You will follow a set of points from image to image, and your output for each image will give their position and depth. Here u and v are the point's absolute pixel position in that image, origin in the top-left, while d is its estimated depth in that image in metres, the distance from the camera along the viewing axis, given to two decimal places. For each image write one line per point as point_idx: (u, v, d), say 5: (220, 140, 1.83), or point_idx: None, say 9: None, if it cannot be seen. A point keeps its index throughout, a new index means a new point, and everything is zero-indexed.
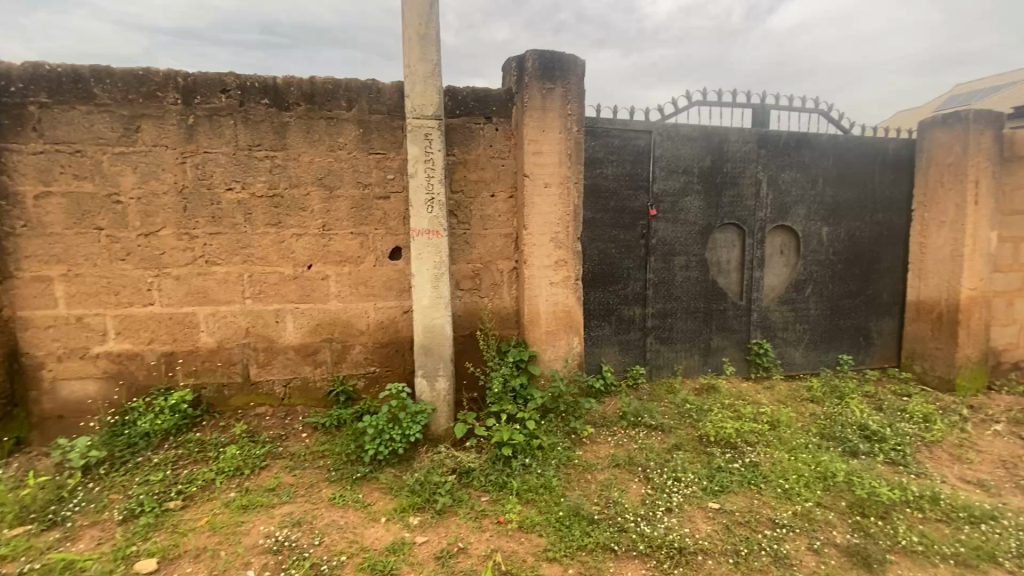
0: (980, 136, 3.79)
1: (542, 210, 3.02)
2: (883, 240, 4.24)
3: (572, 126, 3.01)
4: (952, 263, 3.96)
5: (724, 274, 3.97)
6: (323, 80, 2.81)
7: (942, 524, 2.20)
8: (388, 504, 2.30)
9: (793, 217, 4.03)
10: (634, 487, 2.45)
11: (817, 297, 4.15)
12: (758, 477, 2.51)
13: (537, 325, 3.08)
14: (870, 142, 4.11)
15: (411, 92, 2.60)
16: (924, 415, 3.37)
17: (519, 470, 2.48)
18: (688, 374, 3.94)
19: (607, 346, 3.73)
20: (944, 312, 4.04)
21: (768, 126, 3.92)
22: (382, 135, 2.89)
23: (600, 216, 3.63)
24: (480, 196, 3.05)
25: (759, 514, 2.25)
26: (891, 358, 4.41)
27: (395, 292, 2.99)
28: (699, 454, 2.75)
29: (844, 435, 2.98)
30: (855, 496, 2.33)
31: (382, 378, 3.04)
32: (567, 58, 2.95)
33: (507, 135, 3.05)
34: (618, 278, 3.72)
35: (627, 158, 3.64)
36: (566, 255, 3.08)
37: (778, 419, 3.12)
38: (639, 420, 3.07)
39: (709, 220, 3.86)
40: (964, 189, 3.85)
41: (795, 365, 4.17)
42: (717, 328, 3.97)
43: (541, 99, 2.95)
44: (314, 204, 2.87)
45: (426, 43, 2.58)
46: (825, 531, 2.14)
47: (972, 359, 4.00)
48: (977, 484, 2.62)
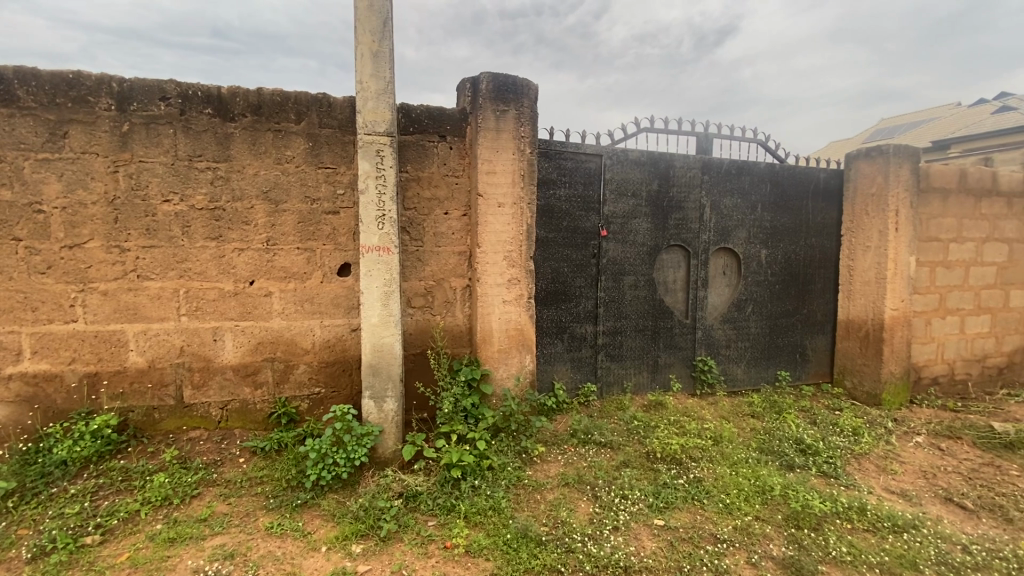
0: (898, 169, 4.13)
1: (496, 228, 3.04)
2: (816, 263, 4.52)
3: (525, 147, 3.06)
4: (877, 285, 4.26)
5: (672, 293, 4.10)
6: (271, 92, 2.74)
7: (869, 534, 2.32)
8: (330, 531, 2.20)
9: (734, 239, 4.23)
10: (582, 506, 2.46)
11: (757, 316, 4.36)
12: (701, 493, 2.58)
13: (489, 343, 3.06)
14: (803, 172, 4.40)
15: (363, 108, 2.58)
16: (854, 428, 3.57)
17: (467, 493, 2.44)
18: (637, 391, 4.02)
19: (558, 364, 3.76)
20: (870, 330, 4.32)
21: (711, 154, 4.12)
22: (332, 149, 2.84)
23: (553, 235, 3.69)
24: (433, 213, 3.04)
25: (701, 530, 2.30)
26: (824, 374, 4.66)
27: (343, 309, 2.92)
28: (646, 471, 2.80)
29: (782, 449, 3.11)
30: (791, 508, 2.43)
31: (327, 400, 2.94)
32: (520, 82, 3.01)
33: (461, 154, 3.06)
34: (570, 296, 3.77)
35: (579, 180, 3.73)
36: (518, 273, 3.10)
37: (721, 435, 3.23)
38: (589, 437, 3.11)
39: (657, 242, 3.99)
40: (886, 217, 4.17)
41: (737, 381, 4.34)
42: (665, 346, 4.08)
43: (495, 121, 2.98)
44: (258, 218, 2.78)
45: (379, 60, 2.57)
46: (763, 544, 2.22)
47: (896, 374, 4.29)
48: (900, 494, 2.79)
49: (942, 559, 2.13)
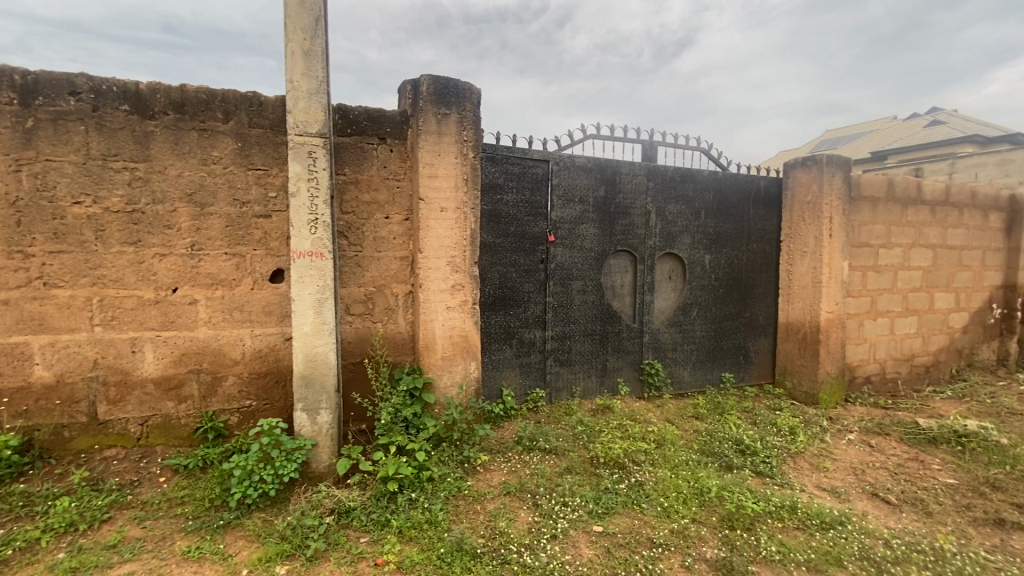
0: (831, 178, 4.32)
1: (438, 233, 2.97)
2: (757, 268, 4.66)
3: (467, 151, 3.01)
4: (813, 289, 4.43)
5: (619, 298, 4.14)
6: (195, 89, 2.60)
7: (799, 532, 2.38)
8: (253, 553, 2.08)
9: (679, 245, 4.31)
10: (522, 515, 2.42)
11: (702, 320, 4.46)
12: (641, 497, 2.59)
13: (432, 351, 2.98)
14: (744, 180, 4.54)
15: (293, 108, 2.47)
16: (791, 428, 3.70)
17: (403, 506, 2.36)
18: (586, 395, 4.03)
19: (507, 370, 3.72)
20: (807, 332, 4.49)
21: (656, 161, 4.20)
22: (263, 150, 2.71)
23: (500, 240, 3.65)
24: (373, 217, 2.95)
25: (639, 534, 2.31)
26: (767, 375, 4.81)
27: (276, 318, 2.79)
28: (589, 476, 2.79)
29: (721, 450, 3.18)
30: (726, 509, 2.48)
31: (259, 413, 2.80)
32: (462, 85, 2.96)
33: (402, 157, 2.99)
34: (518, 301, 3.74)
35: (527, 185, 3.72)
36: (462, 279, 3.04)
37: (663, 437, 3.28)
38: (534, 444, 3.08)
39: (604, 247, 4.02)
40: (821, 223, 4.35)
41: (683, 383, 4.42)
42: (613, 350, 4.12)
43: (436, 124, 2.93)
44: (181, 221, 2.62)
45: (311, 58, 2.48)
46: (698, 546, 2.24)
47: (831, 374, 4.47)
48: (830, 491, 2.89)
49: (865, 554, 2.21)
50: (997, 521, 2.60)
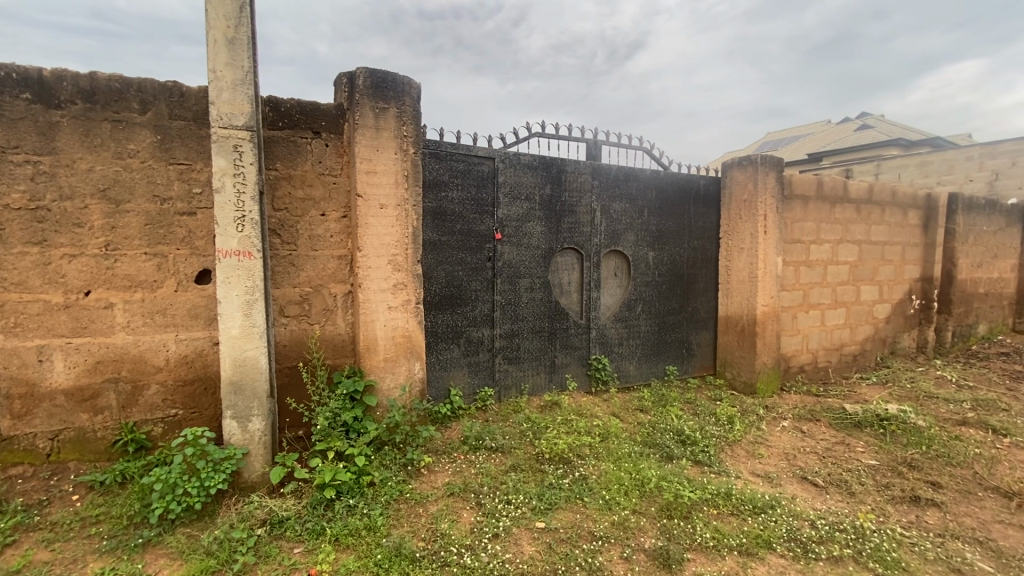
0: (765, 177, 4.51)
1: (378, 231, 2.89)
2: (698, 264, 4.82)
3: (408, 147, 2.94)
4: (750, 284, 4.63)
5: (567, 295, 4.18)
6: (108, 77, 2.42)
7: (733, 517, 2.47)
8: (176, 571, 1.96)
9: (624, 242, 4.40)
10: (465, 515, 2.39)
11: (646, 315, 4.57)
12: (584, 491, 2.62)
13: (373, 352, 2.90)
14: (685, 179, 4.69)
15: (216, 99, 2.34)
16: (729, 417, 3.85)
17: (341, 513, 2.29)
18: (534, 392, 4.05)
19: (454, 369, 3.67)
20: (745, 325, 4.69)
21: (600, 160, 4.27)
22: (185, 144, 2.56)
23: (446, 238, 3.59)
24: (309, 214, 2.84)
25: (580, 528, 2.33)
26: (708, 367, 4.99)
27: (204, 321, 2.64)
28: (534, 473, 2.80)
29: (663, 441, 3.27)
30: (664, 499, 2.54)
31: (186, 422, 2.65)
32: (400, 79, 2.89)
33: (339, 152, 2.89)
34: (465, 300, 3.70)
35: (472, 183, 3.68)
36: (404, 277, 2.97)
37: (608, 431, 3.33)
38: (480, 443, 3.06)
39: (551, 244, 4.04)
40: (756, 221, 4.54)
41: (630, 377, 4.53)
42: (561, 346, 4.15)
43: (374, 118, 2.84)
44: (93, 219, 2.43)
45: (235, 47, 2.36)
46: (637, 537, 2.28)
47: (768, 365, 4.69)
48: (764, 476, 3.02)
49: (792, 536, 2.31)
50: (912, 498, 2.79)
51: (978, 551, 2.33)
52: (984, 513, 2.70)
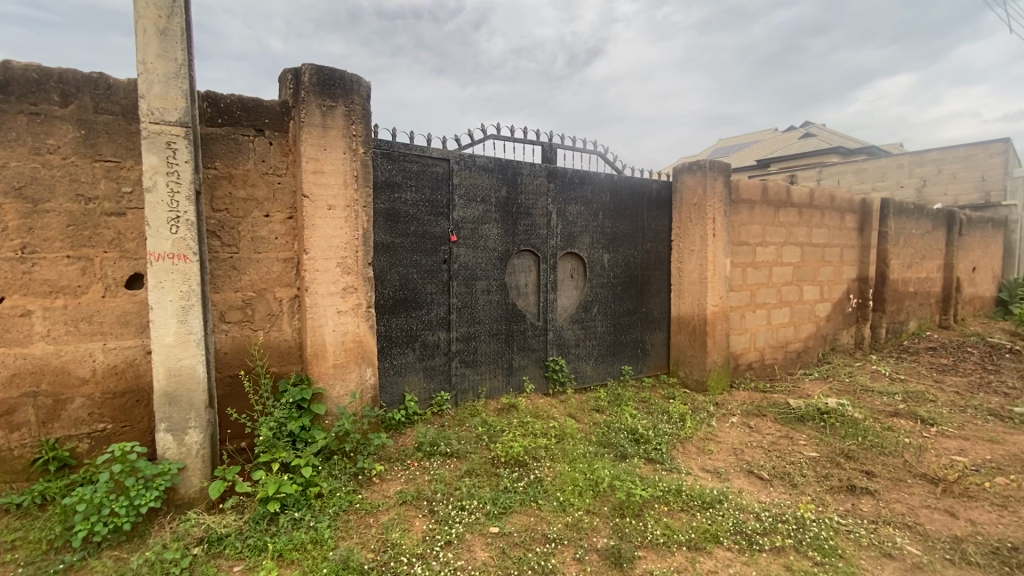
0: (714, 182, 4.66)
1: (326, 233, 2.79)
2: (652, 265, 4.93)
3: (357, 146, 2.87)
4: (701, 285, 4.77)
5: (524, 297, 4.18)
6: (24, 67, 2.24)
7: (683, 513, 2.53)
8: None
9: (579, 244, 4.44)
10: (417, 524, 2.34)
11: (602, 316, 4.63)
12: (538, 493, 2.62)
13: (321, 358, 2.80)
14: (638, 183, 4.78)
15: (147, 93, 2.21)
16: (681, 415, 3.95)
17: (285, 527, 2.19)
18: (492, 395, 4.02)
19: (409, 374, 3.59)
20: (696, 325, 4.83)
21: (555, 163, 4.30)
22: (114, 140, 2.40)
23: (399, 240, 3.50)
24: (251, 215, 2.72)
25: (534, 531, 2.32)
26: (662, 366, 5.11)
27: (135, 328, 2.48)
28: (489, 477, 2.77)
29: (618, 441, 3.32)
30: (618, 498, 2.57)
31: (116, 437, 2.47)
32: (349, 77, 2.81)
33: (284, 151, 2.79)
34: (420, 303, 3.62)
35: (426, 184, 3.61)
36: (354, 281, 2.88)
37: (563, 432, 3.35)
38: (435, 449, 3.01)
39: (507, 247, 4.03)
40: (706, 224, 4.69)
41: (586, 377, 4.57)
42: (519, 349, 4.14)
43: (321, 117, 2.76)
44: (7, 220, 2.24)
45: (168, 39, 2.23)
46: (590, 537, 2.29)
47: (717, 363, 4.84)
48: (713, 472, 3.11)
49: (738, 529, 2.38)
50: (849, 488, 2.93)
51: (907, 535, 2.47)
52: (912, 498, 2.87)
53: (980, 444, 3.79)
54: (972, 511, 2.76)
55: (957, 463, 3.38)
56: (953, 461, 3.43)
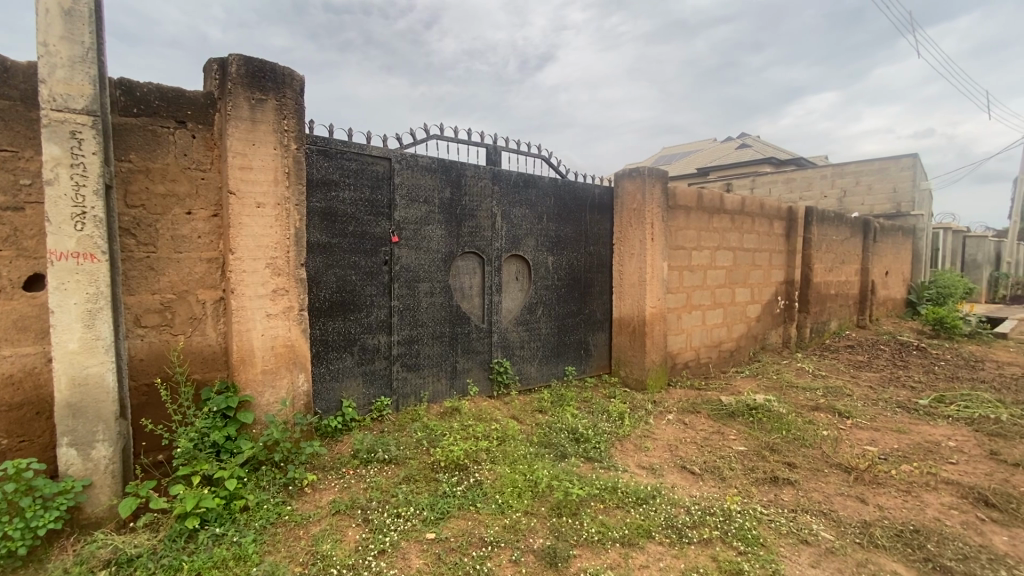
0: (652, 188, 4.82)
1: (255, 232, 2.67)
2: (594, 268, 5.03)
3: (289, 142, 2.76)
4: (641, 287, 4.92)
5: (468, 299, 4.15)
6: None
7: (618, 510, 2.59)
8: None
9: (524, 247, 4.47)
10: (350, 534, 2.27)
11: (546, 318, 4.68)
12: (477, 497, 2.60)
13: (248, 364, 2.66)
14: (581, 187, 4.87)
15: (47, 77, 2.02)
16: (620, 414, 4.06)
17: (205, 544, 2.06)
18: (434, 399, 3.96)
19: (348, 380, 3.47)
20: (636, 326, 4.97)
21: (499, 165, 4.30)
22: (9, 127, 2.18)
23: (337, 241, 3.37)
24: (171, 213, 2.55)
25: (472, 535, 2.30)
26: (604, 366, 5.23)
27: (34, 335, 2.26)
28: (428, 482, 2.73)
29: (558, 441, 3.38)
30: (556, 498, 2.60)
31: (11, 454, 2.24)
32: (280, 70, 2.70)
33: (208, 145, 2.64)
34: (360, 306, 3.50)
35: (366, 183, 3.50)
36: (285, 282, 2.76)
37: (505, 435, 3.35)
38: (372, 456, 2.93)
39: (451, 248, 3.98)
40: (645, 228, 4.83)
41: (531, 378, 4.61)
42: (462, 351, 4.11)
43: (249, 110, 2.63)
44: None
45: (73, 19, 2.05)
46: (527, 539, 2.30)
47: (656, 362, 5.01)
48: (648, 468, 3.21)
49: (670, 523, 2.47)
50: (772, 479, 3.10)
51: (822, 522, 2.64)
52: (828, 487, 3.07)
53: (888, 434, 4.12)
54: (879, 496, 2.99)
55: (868, 452, 3.65)
56: (865, 450, 3.71)
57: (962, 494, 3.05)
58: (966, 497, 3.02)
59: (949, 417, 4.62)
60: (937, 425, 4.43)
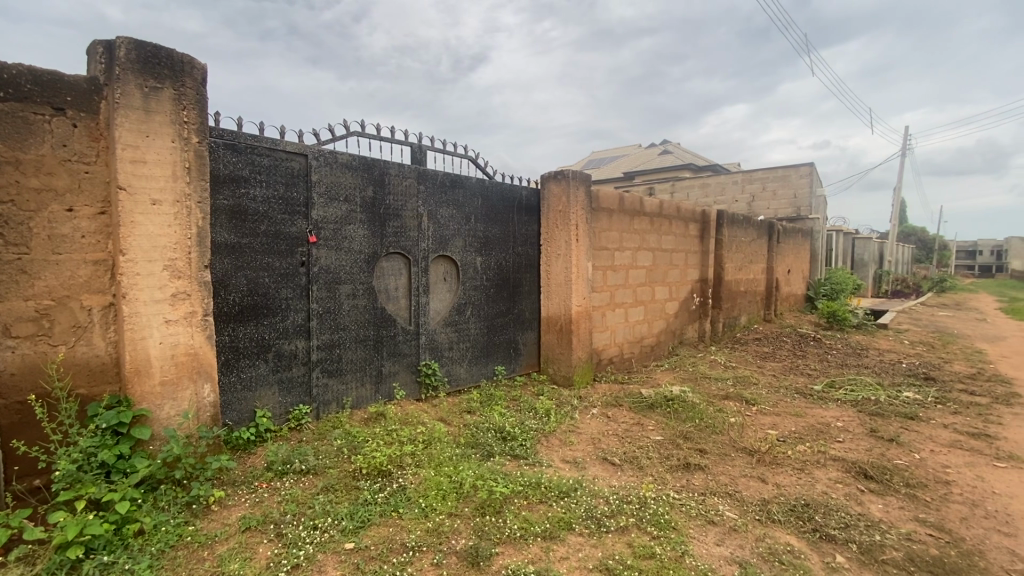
0: (576, 190, 4.96)
1: (150, 231, 2.45)
2: (522, 268, 5.10)
3: (189, 134, 2.57)
4: (567, 287, 5.04)
5: (393, 301, 4.05)
6: None
7: (541, 505, 2.64)
8: None
9: (451, 247, 4.44)
10: (261, 550, 2.14)
11: (475, 318, 4.68)
12: (400, 502, 2.55)
13: (144, 376, 2.44)
14: (508, 188, 4.92)
15: None
16: (546, 410, 4.15)
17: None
18: (358, 404, 3.84)
19: (262, 389, 3.28)
20: (563, 324, 5.10)
21: (424, 165, 4.25)
22: None
23: (247, 241, 3.17)
24: (48, 210, 2.30)
25: (393, 541, 2.26)
26: (533, 364, 5.32)
27: None
28: (349, 490, 2.64)
29: (485, 441, 3.40)
30: (480, 498, 2.61)
31: None
32: (179, 57, 2.51)
33: (93, 135, 2.40)
34: (274, 310, 3.32)
35: (279, 180, 3.32)
36: (187, 286, 2.57)
37: (431, 437, 3.32)
38: (288, 467, 2.79)
39: (374, 249, 3.87)
40: (570, 230, 4.96)
41: (460, 380, 4.59)
42: (388, 354, 4.02)
43: (142, 98, 2.41)
44: None
45: None
46: (450, 540, 2.29)
47: (582, 360, 5.16)
48: (572, 462, 3.31)
49: (590, 514, 2.56)
50: (685, 465, 3.31)
51: (728, 503, 2.84)
52: (733, 469, 3.32)
53: (787, 418, 4.51)
54: (778, 475, 3.27)
55: (769, 436, 3.98)
56: (766, 434, 4.04)
57: (846, 469, 3.41)
58: (849, 471, 3.37)
59: (838, 400, 5.14)
60: (828, 408, 4.92)
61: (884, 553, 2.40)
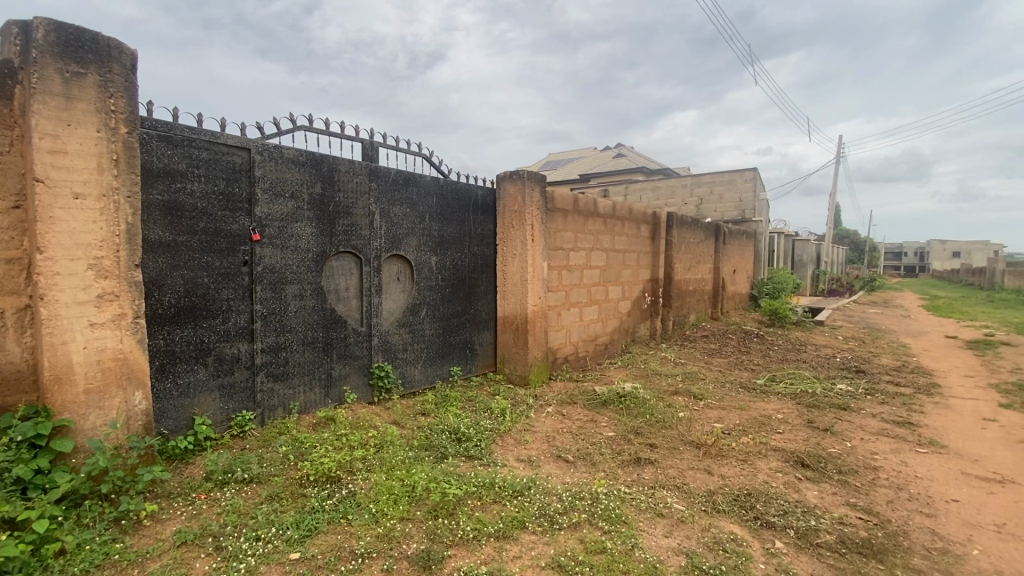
0: (531, 190, 4.98)
1: (73, 228, 2.27)
2: (478, 269, 5.08)
3: (117, 124, 2.40)
4: (522, 286, 5.06)
5: (344, 302, 3.94)
6: None
7: (494, 505, 2.64)
8: None
9: (404, 247, 4.36)
10: (199, 565, 2.03)
11: (429, 318, 4.62)
12: (349, 508, 2.48)
13: (65, 383, 2.26)
14: (463, 188, 4.88)
15: None
16: (502, 410, 4.15)
17: None
18: (307, 409, 3.72)
19: (201, 395, 3.11)
20: (519, 324, 5.11)
21: (376, 162, 4.15)
22: None
23: (184, 239, 3.00)
24: None
25: (342, 549, 2.19)
26: (489, 364, 5.31)
27: None
28: (295, 498, 2.55)
29: (438, 442, 3.35)
30: (432, 501, 2.57)
31: None
32: (106, 42, 2.34)
33: (6, 123, 2.21)
34: (214, 311, 3.16)
35: (220, 174, 3.16)
36: (114, 286, 2.40)
37: (382, 441, 3.24)
38: (229, 476, 2.66)
39: (323, 248, 3.75)
40: (525, 230, 4.98)
41: (414, 381, 4.52)
42: (338, 357, 3.90)
43: (62, 85, 2.24)
44: None
45: None
46: (401, 545, 2.25)
47: (537, 359, 5.20)
48: (527, 460, 3.32)
49: (543, 511, 2.57)
50: (636, 460, 3.39)
51: (676, 495, 2.93)
52: (681, 462, 3.43)
53: (732, 412, 4.70)
54: (722, 467, 3.40)
55: (715, 428, 4.14)
56: (712, 427, 4.20)
57: (785, 458, 3.59)
58: (788, 460, 3.55)
59: (778, 394, 5.41)
60: (770, 401, 5.16)
61: (818, 537, 2.54)
